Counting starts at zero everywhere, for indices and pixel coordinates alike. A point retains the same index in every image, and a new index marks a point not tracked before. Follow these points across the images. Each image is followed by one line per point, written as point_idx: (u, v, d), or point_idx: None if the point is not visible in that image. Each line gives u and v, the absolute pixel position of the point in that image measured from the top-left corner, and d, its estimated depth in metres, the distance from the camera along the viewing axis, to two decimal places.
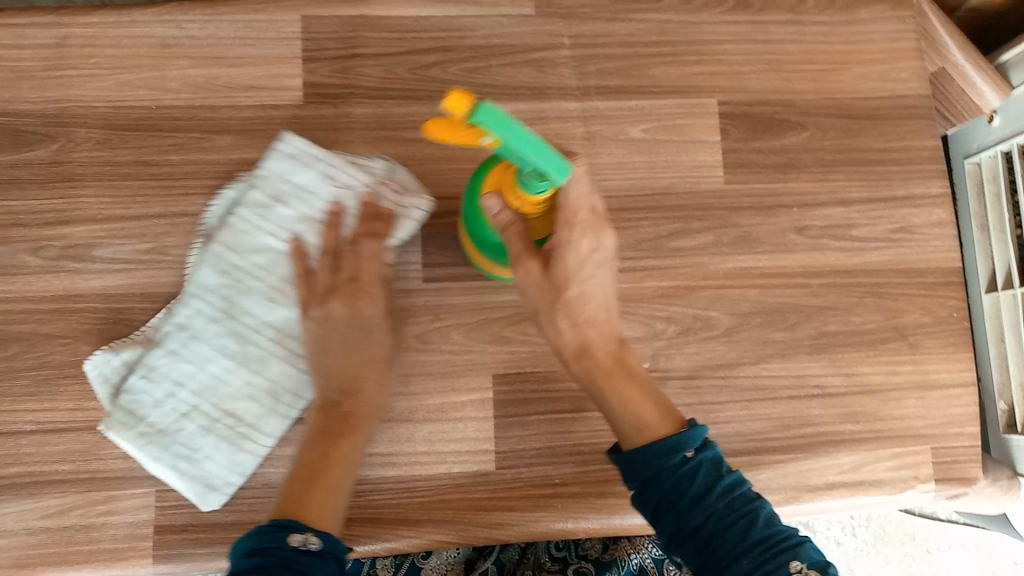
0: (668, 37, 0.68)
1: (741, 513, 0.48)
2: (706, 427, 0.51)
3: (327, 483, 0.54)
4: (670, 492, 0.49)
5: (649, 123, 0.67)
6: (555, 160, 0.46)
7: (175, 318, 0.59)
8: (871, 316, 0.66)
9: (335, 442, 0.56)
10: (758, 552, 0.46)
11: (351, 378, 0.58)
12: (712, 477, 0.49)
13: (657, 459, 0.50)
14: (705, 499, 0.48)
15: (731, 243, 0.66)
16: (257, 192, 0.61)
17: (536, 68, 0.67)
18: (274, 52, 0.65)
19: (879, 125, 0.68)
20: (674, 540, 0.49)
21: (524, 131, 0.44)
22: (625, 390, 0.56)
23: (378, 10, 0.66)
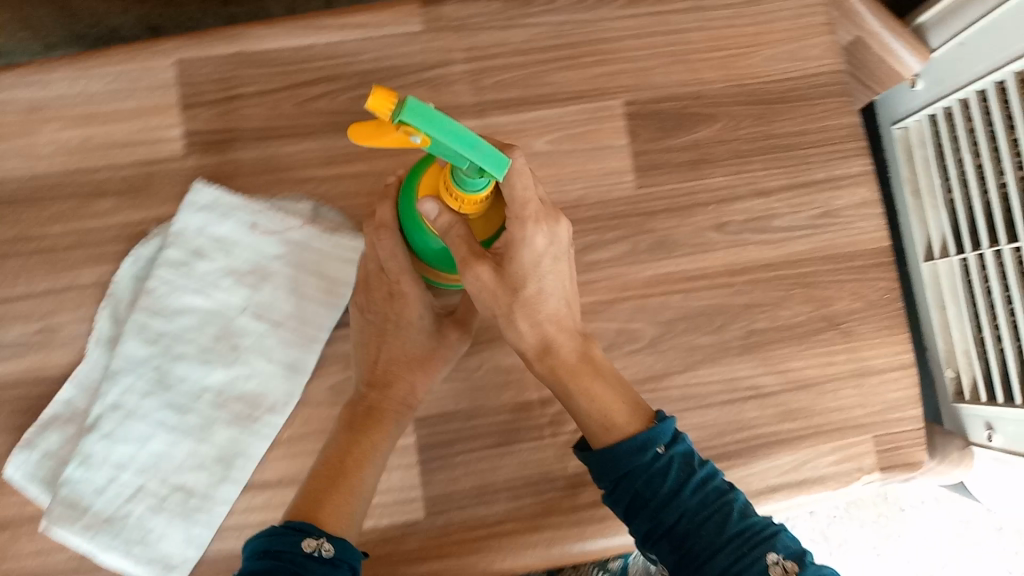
0: (565, 39, 0.64)
1: (716, 506, 0.46)
2: (674, 420, 0.48)
3: (344, 488, 0.52)
4: (642, 490, 0.46)
5: (554, 134, 0.64)
6: (493, 154, 0.39)
7: (105, 398, 0.57)
8: (800, 308, 0.64)
9: (358, 436, 0.54)
10: (735, 547, 0.44)
11: (387, 372, 0.56)
12: (685, 471, 0.47)
13: (626, 458, 0.47)
14: (677, 496, 0.46)
15: (650, 250, 0.63)
16: (173, 251, 0.58)
17: (430, 88, 0.63)
18: (149, 103, 0.61)
19: (794, 108, 0.65)
20: (648, 540, 0.47)
21: (456, 128, 0.38)
22: (595, 390, 0.51)
23: (254, 44, 0.62)
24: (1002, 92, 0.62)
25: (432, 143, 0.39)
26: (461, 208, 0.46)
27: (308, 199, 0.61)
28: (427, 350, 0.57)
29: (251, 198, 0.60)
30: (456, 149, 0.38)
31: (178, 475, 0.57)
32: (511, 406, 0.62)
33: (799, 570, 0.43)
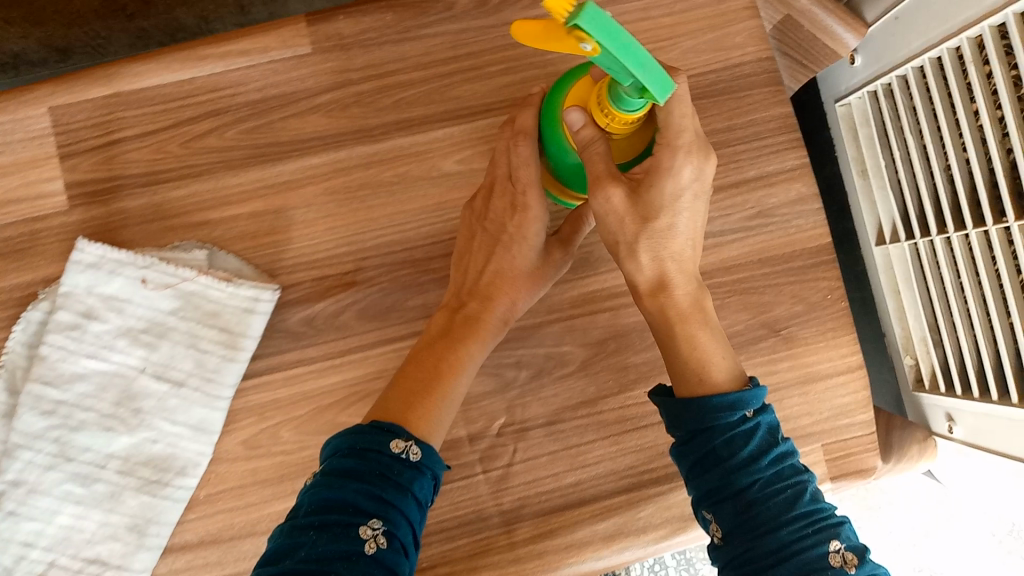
0: (467, 48, 0.60)
1: (789, 482, 0.42)
2: (768, 388, 0.44)
3: (434, 399, 0.49)
4: (719, 449, 0.43)
5: (462, 152, 0.60)
6: (659, 76, 0.39)
7: (4, 475, 0.53)
8: (738, 316, 0.60)
9: (451, 344, 0.52)
10: (801, 526, 0.41)
11: (483, 286, 0.55)
12: (767, 443, 0.43)
13: (711, 413, 0.43)
14: (755, 464, 0.42)
15: (573, 268, 0.60)
16: (62, 314, 0.54)
17: (325, 113, 0.60)
18: (26, 155, 0.58)
19: (720, 102, 0.60)
20: (710, 500, 0.43)
21: (623, 42, 0.37)
22: (696, 336, 0.47)
23: (132, 83, 0.58)
24: (940, 68, 0.58)
25: (601, 53, 0.39)
26: (606, 125, 0.45)
27: (200, 246, 0.58)
28: (538, 267, 0.56)
29: (140, 251, 0.56)
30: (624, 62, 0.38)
31: (90, 548, 0.53)
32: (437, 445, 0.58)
33: (860, 564, 0.40)
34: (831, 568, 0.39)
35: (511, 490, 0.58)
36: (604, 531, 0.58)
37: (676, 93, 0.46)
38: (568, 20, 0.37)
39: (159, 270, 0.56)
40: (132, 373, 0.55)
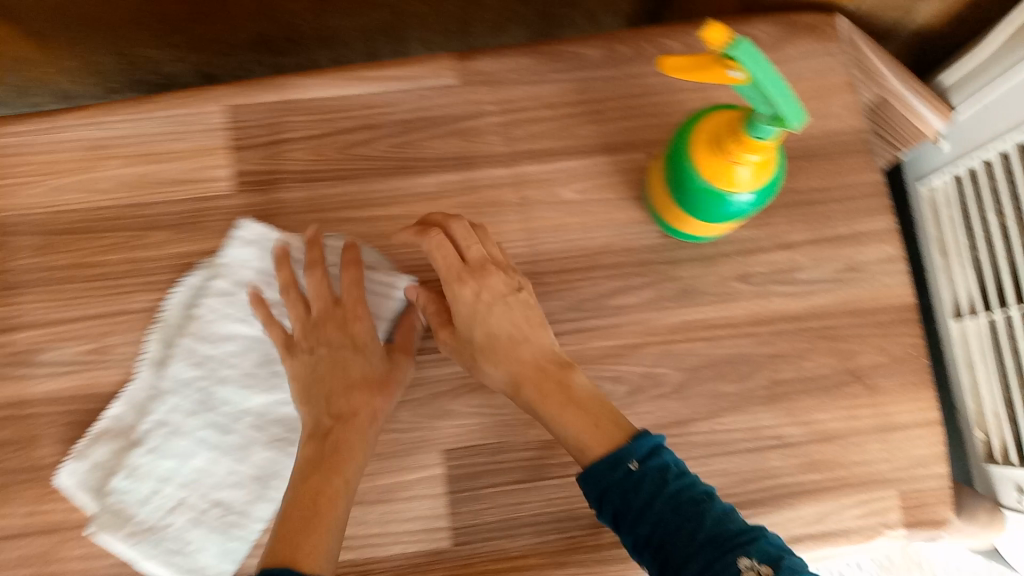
0: (594, 94, 0.67)
1: (690, 514, 0.45)
2: (653, 434, 0.49)
3: (325, 514, 0.52)
4: (620, 506, 0.47)
5: (582, 183, 0.66)
6: (795, 106, 0.45)
7: (152, 414, 0.60)
8: (825, 360, 0.64)
9: (326, 478, 0.54)
10: (710, 550, 0.43)
11: (343, 407, 0.57)
12: (654, 486, 0.47)
13: (602, 474, 0.48)
14: (659, 501, 0.46)
15: (675, 297, 0.65)
16: (221, 281, 0.62)
17: (464, 138, 0.66)
18: (201, 145, 0.65)
19: (816, 163, 0.66)
20: (637, 549, 0.47)
21: (772, 73, 0.44)
22: (568, 411, 0.53)
23: (300, 93, 0.66)
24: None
25: (747, 81, 0.45)
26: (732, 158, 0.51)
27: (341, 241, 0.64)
28: (387, 373, 0.60)
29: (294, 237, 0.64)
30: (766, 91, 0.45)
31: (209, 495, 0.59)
32: (535, 443, 0.64)
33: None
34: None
35: None
36: None
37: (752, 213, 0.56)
38: (727, 48, 0.44)
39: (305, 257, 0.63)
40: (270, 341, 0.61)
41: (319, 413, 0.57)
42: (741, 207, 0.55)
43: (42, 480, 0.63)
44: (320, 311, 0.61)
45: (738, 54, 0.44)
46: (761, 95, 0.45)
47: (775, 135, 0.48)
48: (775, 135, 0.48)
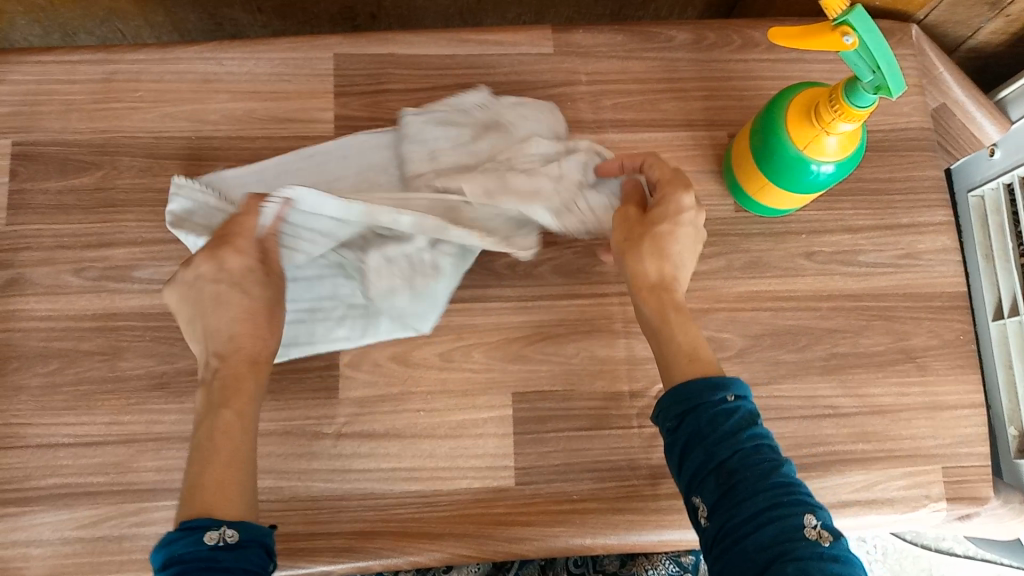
0: (679, 75, 0.72)
1: (768, 459, 0.45)
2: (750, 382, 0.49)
3: (234, 407, 0.53)
4: (702, 426, 0.47)
5: (663, 155, 0.70)
6: (896, 76, 0.51)
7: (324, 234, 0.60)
8: (879, 338, 0.68)
9: (218, 411, 0.53)
10: (776, 495, 0.44)
11: (225, 342, 0.56)
12: (746, 423, 0.47)
13: (700, 395, 0.48)
14: (734, 437, 0.46)
15: (743, 268, 0.68)
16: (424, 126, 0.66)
17: (555, 102, 0.71)
18: (308, 87, 0.69)
19: (884, 157, 0.72)
20: (695, 478, 0.47)
21: (880, 40, 0.50)
22: (686, 331, 0.54)
23: (405, 49, 0.70)
24: None
25: (858, 46, 0.51)
26: (831, 119, 0.56)
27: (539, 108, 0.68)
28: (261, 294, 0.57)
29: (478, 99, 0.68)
30: (875, 56, 0.50)
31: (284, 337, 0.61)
32: (601, 393, 0.65)
33: (834, 543, 0.42)
34: (805, 538, 0.41)
35: (661, 448, 0.65)
36: None
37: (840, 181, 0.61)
38: (844, 13, 0.50)
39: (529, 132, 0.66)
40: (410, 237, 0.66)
41: (211, 350, 0.56)
42: (825, 177, 0.60)
43: (122, 393, 0.63)
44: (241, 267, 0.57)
45: (856, 14, 0.50)
46: (868, 58, 0.51)
47: (873, 107, 0.54)
48: (873, 105, 0.54)
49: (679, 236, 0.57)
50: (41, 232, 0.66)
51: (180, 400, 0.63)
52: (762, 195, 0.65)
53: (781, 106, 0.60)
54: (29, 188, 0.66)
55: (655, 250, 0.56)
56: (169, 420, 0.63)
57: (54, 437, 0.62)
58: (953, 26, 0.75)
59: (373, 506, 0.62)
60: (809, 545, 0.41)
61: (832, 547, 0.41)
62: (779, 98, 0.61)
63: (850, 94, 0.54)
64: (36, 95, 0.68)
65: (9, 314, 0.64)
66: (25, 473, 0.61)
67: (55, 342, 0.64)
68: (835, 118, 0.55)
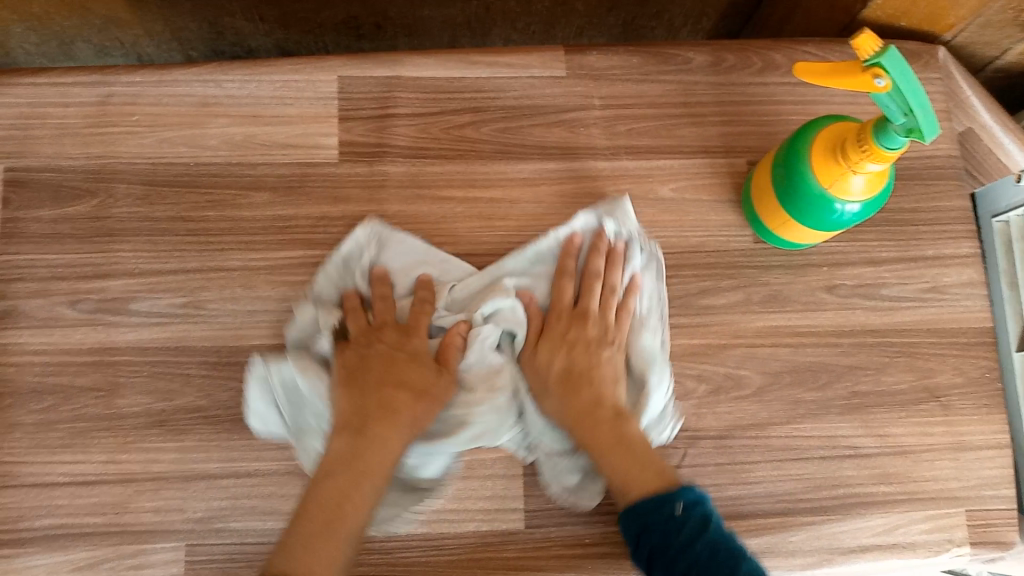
0: (696, 98, 0.69)
1: (723, 561, 0.49)
2: (698, 488, 0.53)
3: (369, 471, 0.56)
4: (657, 542, 0.51)
5: (679, 182, 0.68)
6: (929, 119, 0.49)
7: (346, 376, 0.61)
8: (903, 376, 0.66)
9: (348, 480, 0.55)
10: None
11: (371, 417, 0.58)
12: (699, 527, 0.51)
13: (649, 512, 0.53)
14: (688, 544, 0.50)
15: (762, 302, 0.66)
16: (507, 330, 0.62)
17: (568, 128, 0.68)
18: (311, 111, 0.66)
19: (909, 186, 0.69)
20: None
21: (915, 83, 0.48)
22: (615, 459, 0.57)
23: (412, 71, 0.68)
24: None
25: (891, 89, 0.48)
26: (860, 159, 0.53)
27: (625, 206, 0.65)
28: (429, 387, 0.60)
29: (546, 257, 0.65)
30: (908, 99, 0.48)
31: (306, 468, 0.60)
32: None
33: None
34: None
35: None
36: (757, 546, 0.62)
37: (869, 217, 0.59)
38: (877, 54, 0.47)
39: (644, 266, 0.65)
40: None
41: (351, 406, 0.59)
42: (850, 216, 0.58)
43: (119, 431, 0.61)
44: (361, 329, 0.62)
45: (889, 55, 0.47)
46: (901, 101, 0.49)
47: (903, 149, 0.51)
48: (903, 147, 0.51)
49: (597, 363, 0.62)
50: (35, 263, 0.63)
51: (178, 438, 0.61)
52: (784, 230, 0.62)
53: (805, 142, 0.58)
54: (22, 217, 0.64)
55: (574, 380, 0.61)
56: (167, 459, 0.61)
57: (49, 476, 0.60)
58: (981, 47, 0.72)
59: (378, 550, 0.60)
60: None
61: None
62: (802, 133, 0.59)
63: (879, 134, 0.51)
64: (29, 119, 0.65)
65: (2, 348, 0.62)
66: (18, 514, 0.59)
67: (50, 377, 0.62)
68: (864, 158, 0.53)
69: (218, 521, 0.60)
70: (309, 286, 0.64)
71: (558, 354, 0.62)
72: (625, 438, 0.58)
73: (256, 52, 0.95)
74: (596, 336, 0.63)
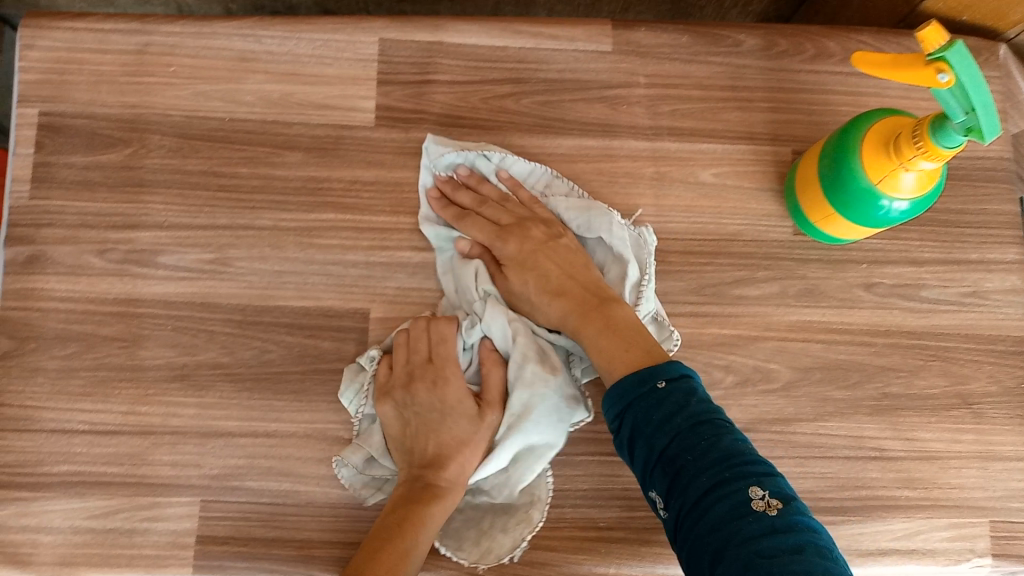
0: (744, 83, 0.67)
1: (707, 435, 0.46)
2: (683, 362, 0.50)
3: (431, 501, 0.56)
4: (641, 421, 0.48)
5: (720, 168, 0.66)
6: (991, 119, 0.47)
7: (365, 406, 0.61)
8: (936, 381, 0.64)
9: (413, 509, 0.55)
10: (716, 471, 0.44)
11: (430, 455, 0.58)
12: (680, 404, 0.47)
13: (632, 388, 0.50)
14: (669, 425, 0.47)
15: (797, 296, 0.64)
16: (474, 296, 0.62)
17: (610, 105, 0.66)
18: (349, 73, 0.65)
19: (957, 186, 0.67)
20: (646, 469, 0.48)
21: (980, 80, 0.46)
22: (603, 336, 0.55)
23: (454, 37, 0.66)
24: None
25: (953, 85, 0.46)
26: (912, 156, 0.51)
27: (439, 137, 0.64)
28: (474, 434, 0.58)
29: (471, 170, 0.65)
30: (971, 97, 0.46)
31: (370, 501, 0.60)
32: None
33: (783, 510, 0.41)
34: (750, 512, 0.41)
35: None
36: None
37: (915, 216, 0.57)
38: (944, 48, 0.46)
39: (514, 160, 0.64)
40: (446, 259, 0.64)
41: (410, 448, 0.59)
42: (896, 214, 0.56)
43: (141, 383, 0.61)
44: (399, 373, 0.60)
45: (956, 51, 0.45)
46: (963, 100, 0.47)
47: (960, 148, 0.50)
48: (960, 147, 0.50)
49: (558, 259, 0.60)
50: (65, 209, 0.63)
51: (199, 394, 0.61)
52: (827, 224, 0.61)
53: (855, 136, 0.56)
54: (55, 161, 0.63)
55: (552, 286, 0.59)
56: (187, 414, 0.61)
57: (69, 423, 0.60)
58: None
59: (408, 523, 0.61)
60: (756, 520, 0.41)
61: (779, 516, 0.41)
62: (852, 126, 0.57)
63: (933, 129, 0.50)
64: (65, 63, 0.64)
65: (29, 292, 0.62)
66: (38, 458, 0.60)
67: (75, 324, 0.62)
68: (915, 155, 0.51)
69: (234, 479, 0.60)
70: (337, 250, 0.63)
71: (512, 263, 0.61)
72: (603, 313, 0.56)
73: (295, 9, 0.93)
74: (541, 234, 0.61)
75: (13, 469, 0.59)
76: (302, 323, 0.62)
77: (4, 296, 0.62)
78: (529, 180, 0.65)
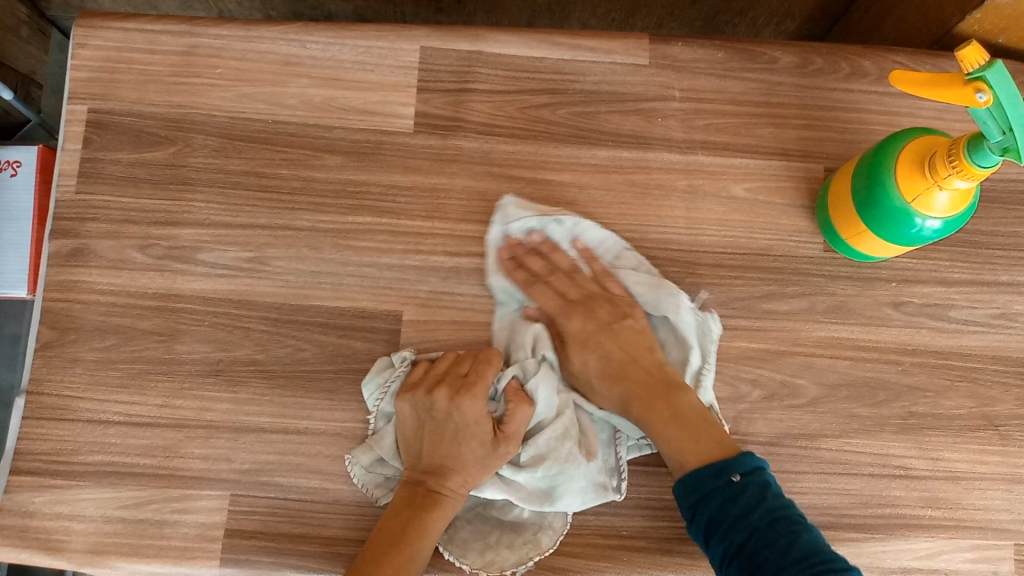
0: (778, 99, 0.68)
1: (785, 533, 0.49)
2: (756, 456, 0.53)
3: (433, 516, 0.57)
4: (716, 513, 0.51)
5: (752, 183, 0.67)
6: None
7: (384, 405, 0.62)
8: (962, 401, 0.64)
9: (416, 517, 0.57)
10: (796, 567, 0.46)
11: (437, 465, 0.58)
12: (756, 498, 0.51)
13: (706, 480, 0.53)
14: (747, 518, 0.50)
15: (825, 312, 0.65)
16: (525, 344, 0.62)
17: (645, 117, 0.67)
18: (391, 79, 0.67)
19: (988, 208, 0.67)
20: (721, 560, 0.51)
21: (1019, 100, 0.46)
22: (671, 428, 0.57)
23: (494, 47, 0.67)
24: None
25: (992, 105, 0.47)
26: (946, 176, 0.52)
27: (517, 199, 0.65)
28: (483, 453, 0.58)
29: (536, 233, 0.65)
30: (1009, 117, 0.47)
31: (380, 502, 0.61)
32: None
33: None
34: None
35: None
36: None
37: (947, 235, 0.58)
38: (983, 68, 0.46)
39: (590, 228, 0.65)
40: (479, 265, 0.65)
41: (419, 450, 0.60)
42: (928, 233, 0.56)
43: (177, 376, 0.62)
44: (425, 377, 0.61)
45: (995, 71, 0.46)
46: (1001, 121, 0.47)
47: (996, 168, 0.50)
48: (995, 166, 0.50)
49: (622, 342, 0.61)
50: (110, 204, 0.65)
51: (233, 389, 0.62)
52: (858, 242, 0.61)
53: (887, 157, 0.57)
54: (102, 157, 0.65)
55: (616, 370, 0.60)
56: (221, 409, 0.62)
57: (106, 414, 0.62)
58: None
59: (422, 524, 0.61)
60: None
61: None
62: (885, 147, 0.57)
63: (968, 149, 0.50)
64: (116, 62, 0.66)
65: (72, 284, 0.63)
66: (75, 447, 0.61)
67: (115, 317, 0.63)
68: (950, 175, 0.52)
69: (264, 474, 0.61)
70: (372, 252, 0.64)
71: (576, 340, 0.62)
72: (670, 403, 0.58)
73: (334, 16, 0.95)
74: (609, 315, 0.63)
75: (50, 457, 0.61)
76: (336, 323, 0.63)
77: (48, 288, 0.64)
78: (600, 249, 0.66)
